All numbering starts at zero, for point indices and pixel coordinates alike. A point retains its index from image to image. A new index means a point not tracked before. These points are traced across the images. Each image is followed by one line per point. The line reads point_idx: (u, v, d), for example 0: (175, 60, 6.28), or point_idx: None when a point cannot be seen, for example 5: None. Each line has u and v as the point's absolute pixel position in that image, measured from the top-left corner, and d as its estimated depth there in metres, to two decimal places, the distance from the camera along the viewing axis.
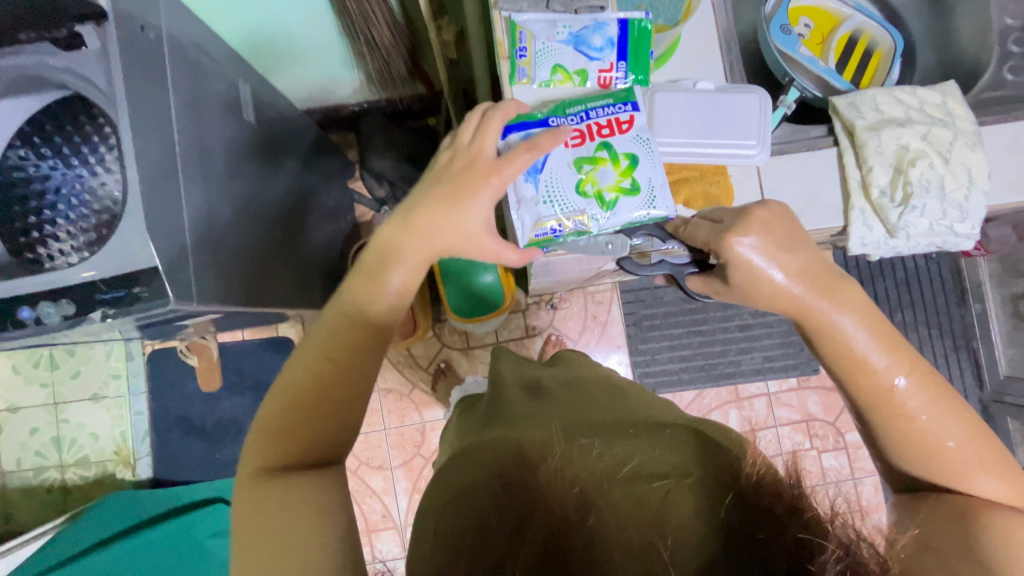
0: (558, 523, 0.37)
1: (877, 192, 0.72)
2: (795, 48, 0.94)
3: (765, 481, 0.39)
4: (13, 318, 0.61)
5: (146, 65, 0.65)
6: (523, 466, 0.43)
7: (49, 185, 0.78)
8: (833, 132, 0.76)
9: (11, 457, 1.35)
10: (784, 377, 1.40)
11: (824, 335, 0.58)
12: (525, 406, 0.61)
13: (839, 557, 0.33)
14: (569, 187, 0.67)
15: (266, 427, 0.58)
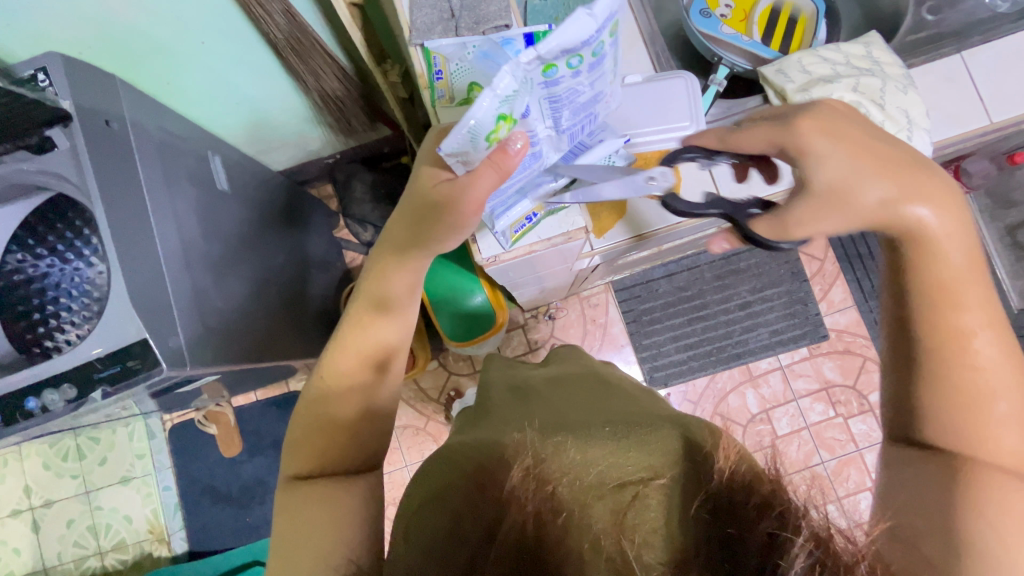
0: (534, 531, 0.38)
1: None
2: (718, 28, 0.97)
3: (736, 480, 0.41)
4: (21, 410, 0.64)
5: (114, 155, 0.70)
6: (498, 467, 0.45)
7: (48, 282, 0.82)
8: (768, 101, 0.77)
9: (53, 551, 1.41)
10: (795, 348, 1.38)
11: (922, 255, 0.51)
12: (509, 407, 0.62)
13: (808, 551, 0.35)
14: (530, 107, 0.54)
15: (298, 440, 0.60)
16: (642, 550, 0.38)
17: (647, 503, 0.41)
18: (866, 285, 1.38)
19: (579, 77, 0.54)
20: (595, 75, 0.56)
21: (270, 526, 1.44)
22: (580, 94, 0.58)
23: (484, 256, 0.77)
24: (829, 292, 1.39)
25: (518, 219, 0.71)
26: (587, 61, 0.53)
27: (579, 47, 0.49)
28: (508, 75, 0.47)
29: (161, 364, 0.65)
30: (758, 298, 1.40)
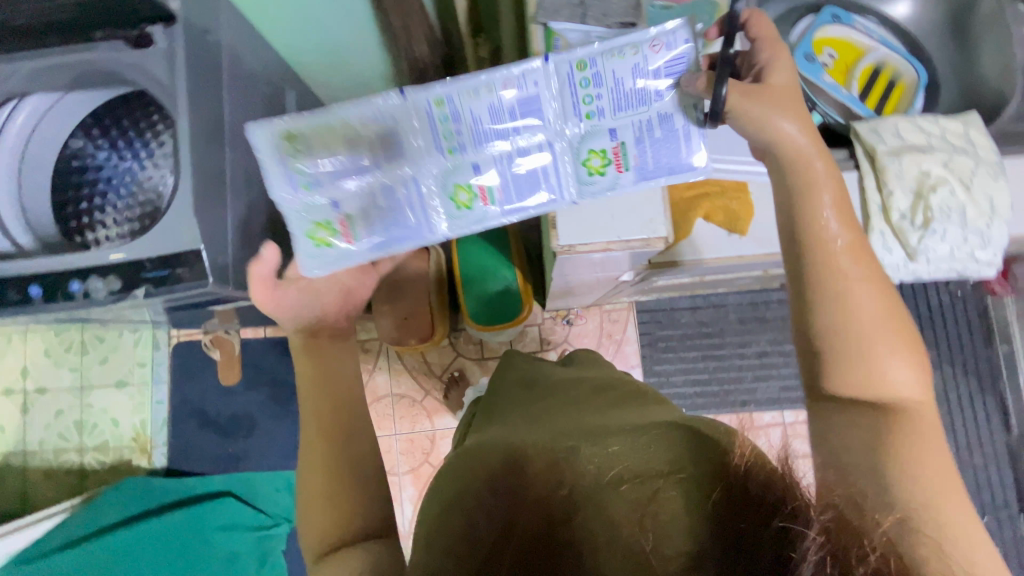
0: (546, 522, 0.48)
1: (897, 216, 0.71)
2: (819, 75, 0.95)
3: (752, 472, 0.41)
4: (63, 291, 0.65)
5: (205, 65, 0.70)
6: (516, 475, 0.52)
7: (101, 174, 0.83)
8: (855, 157, 0.75)
9: (36, 436, 1.42)
10: (801, 408, 1.37)
11: (813, 244, 0.55)
12: (531, 409, 0.66)
13: (821, 544, 0.35)
14: (411, 189, 0.63)
15: (313, 495, 0.59)
16: (659, 544, 0.42)
17: (663, 498, 0.45)
18: None
19: (338, 172, 0.62)
20: (401, 135, 0.61)
21: (249, 461, 1.45)
22: (365, 159, 0.62)
23: (559, 244, 0.64)
24: None
25: (635, 151, 0.61)
26: (309, 152, 0.61)
27: (286, 161, 0.61)
28: (353, 201, 0.63)
29: (207, 279, 0.65)
30: (775, 350, 1.39)
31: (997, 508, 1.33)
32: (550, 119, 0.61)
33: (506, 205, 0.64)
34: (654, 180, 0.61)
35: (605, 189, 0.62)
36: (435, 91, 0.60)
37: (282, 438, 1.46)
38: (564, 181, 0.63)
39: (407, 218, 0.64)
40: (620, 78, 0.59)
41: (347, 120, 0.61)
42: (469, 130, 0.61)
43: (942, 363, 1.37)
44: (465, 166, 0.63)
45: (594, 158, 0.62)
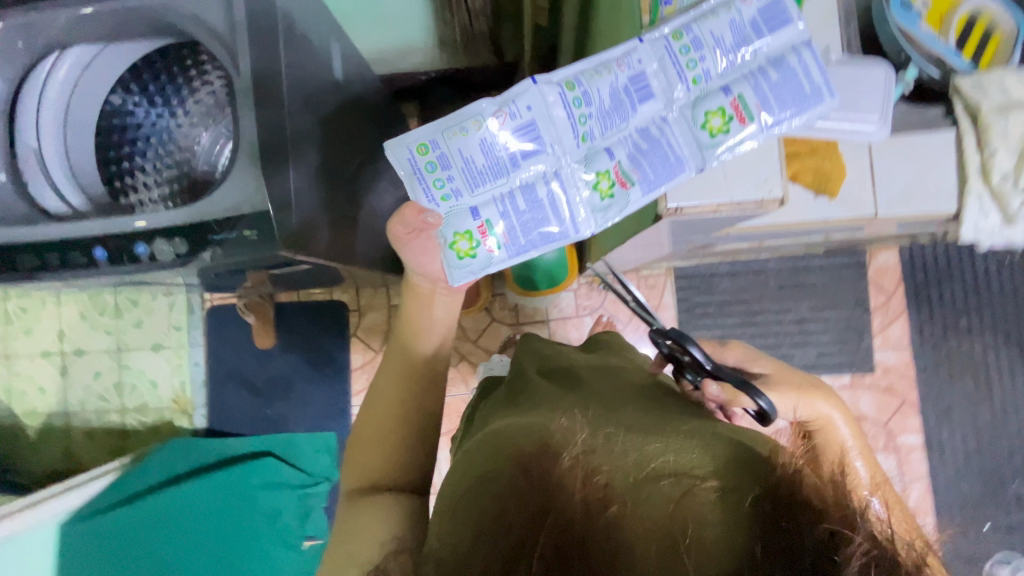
0: (580, 515, 0.37)
1: (998, 177, 0.68)
2: (915, 26, 0.86)
3: (801, 480, 0.37)
4: (129, 254, 0.64)
5: (263, 13, 0.67)
6: (545, 453, 0.42)
7: (142, 132, 0.82)
8: (952, 114, 0.71)
9: (77, 397, 1.44)
10: (838, 374, 1.37)
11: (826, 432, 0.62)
12: (546, 391, 0.60)
13: (865, 552, 0.33)
14: (554, 186, 0.58)
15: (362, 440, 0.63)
16: (696, 547, 0.35)
17: (701, 496, 0.38)
18: (926, 329, 1.36)
19: (475, 178, 0.58)
20: (536, 128, 0.57)
21: (287, 423, 1.47)
22: (500, 159, 0.57)
23: (668, 205, 0.59)
24: (887, 328, 1.37)
25: (756, 99, 0.56)
26: (443, 160, 0.57)
27: (422, 174, 0.57)
28: (492, 207, 0.58)
29: (275, 240, 0.64)
30: (815, 317, 1.37)
31: None
32: (662, 93, 0.57)
33: (645, 181, 0.57)
34: (781, 125, 0.57)
35: (731, 147, 0.56)
36: (562, 77, 0.57)
37: (318, 402, 1.46)
38: (688, 149, 0.57)
39: (552, 214, 0.58)
40: (719, 36, 0.57)
41: (481, 120, 0.57)
42: (597, 111, 0.57)
43: (983, 330, 1.37)
44: (600, 152, 0.58)
45: (715, 119, 0.57)
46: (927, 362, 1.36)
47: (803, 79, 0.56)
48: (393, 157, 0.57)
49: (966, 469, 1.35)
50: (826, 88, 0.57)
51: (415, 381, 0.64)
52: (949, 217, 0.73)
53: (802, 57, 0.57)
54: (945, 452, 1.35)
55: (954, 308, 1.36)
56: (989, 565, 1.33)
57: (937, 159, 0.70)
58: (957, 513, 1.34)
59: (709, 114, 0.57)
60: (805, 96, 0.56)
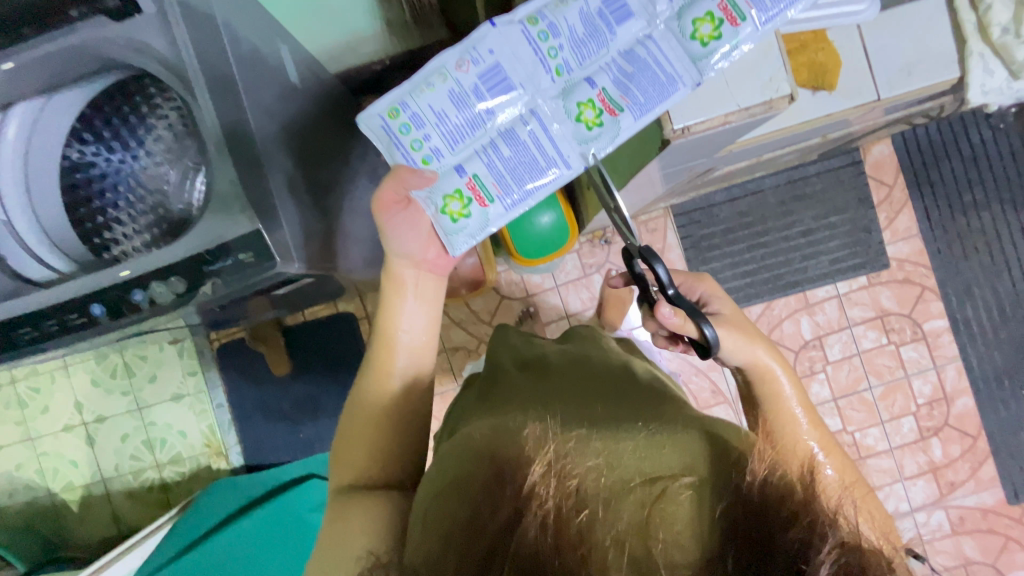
0: (555, 521, 0.35)
1: (998, 31, 0.66)
2: None
3: (772, 482, 0.37)
4: (127, 303, 0.62)
5: (202, 23, 0.63)
6: (518, 458, 0.40)
7: (108, 181, 0.78)
8: None
9: (110, 463, 1.43)
10: (854, 276, 1.36)
11: (771, 399, 0.61)
12: (523, 388, 0.59)
13: (836, 558, 0.32)
14: (534, 126, 0.55)
15: (346, 432, 0.60)
16: (669, 549, 0.35)
17: (674, 500, 0.38)
18: (933, 213, 1.35)
19: (454, 133, 0.55)
20: (504, 71, 0.55)
21: (323, 442, 1.47)
22: (475, 109, 0.55)
23: (674, 125, 0.57)
24: (894, 220, 1.35)
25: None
26: (416, 120, 0.55)
27: (398, 139, 0.55)
28: (476, 160, 0.56)
29: (274, 258, 0.61)
30: (821, 225, 1.36)
31: None
32: (642, 10, 0.54)
33: (636, 105, 0.54)
34: (775, 19, 0.54)
35: (725, 54, 0.53)
36: (524, 14, 0.55)
37: None
38: (681, 64, 0.54)
39: (541, 155, 0.56)
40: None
41: (448, 72, 0.54)
42: (568, 41, 0.55)
43: (990, 201, 1.35)
44: (580, 82, 0.55)
45: (705, 26, 0.53)
46: (940, 246, 1.35)
47: None
48: (366, 129, 0.55)
49: (996, 341, 1.35)
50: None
51: (411, 380, 0.61)
52: (952, 84, 0.71)
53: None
54: (973, 329, 1.35)
55: (957, 185, 1.35)
56: None
57: (929, 25, 0.66)
58: (994, 386, 1.35)
59: (698, 23, 0.54)
60: None
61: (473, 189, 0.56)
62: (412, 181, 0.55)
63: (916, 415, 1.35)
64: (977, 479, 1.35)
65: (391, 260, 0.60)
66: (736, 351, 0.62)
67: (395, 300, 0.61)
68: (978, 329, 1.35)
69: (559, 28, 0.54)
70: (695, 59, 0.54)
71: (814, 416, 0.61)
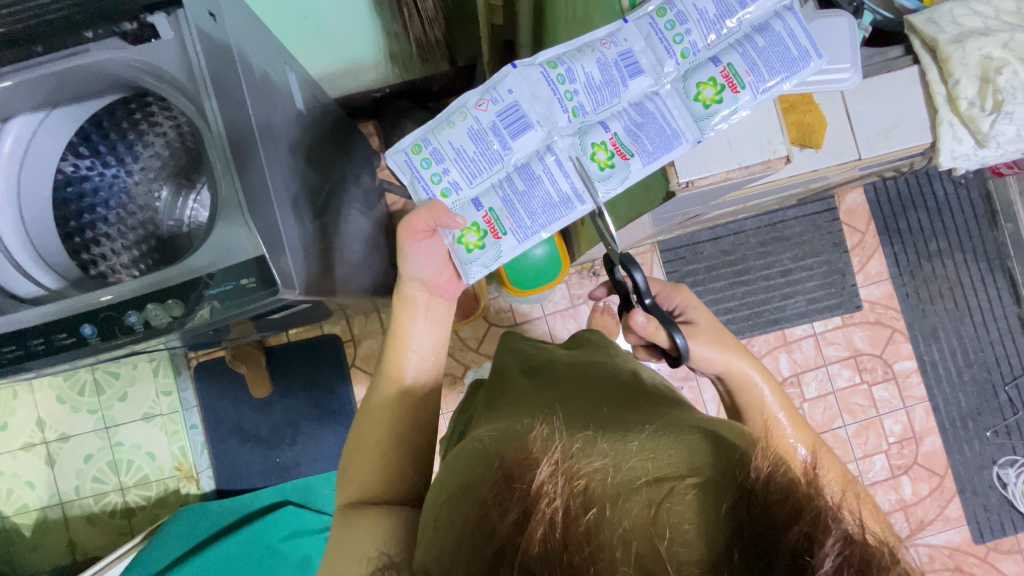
0: (562, 521, 0.32)
1: (966, 104, 0.71)
2: None
3: (779, 473, 0.34)
4: (121, 324, 0.61)
5: (220, 52, 0.64)
6: (523, 456, 0.37)
7: (99, 197, 0.80)
8: (913, 50, 0.74)
9: (70, 485, 1.36)
10: (829, 316, 1.42)
11: (751, 405, 0.63)
12: (527, 399, 0.58)
13: (838, 552, 0.30)
14: (549, 161, 0.59)
15: (357, 447, 0.58)
16: (676, 548, 0.32)
17: (682, 501, 0.34)
18: (902, 259, 1.43)
19: (472, 168, 0.59)
20: (522, 109, 0.59)
21: (300, 467, 1.43)
22: (493, 146, 0.59)
23: (680, 180, 0.60)
24: (866, 264, 1.42)
25: (745, 67, 0.57)
26: (437, 155, 0.60)
27: (419, 173, 0.60)
28: (492, 194, 0.60)
29: (275, 286, 0.61)
30: (799, 266, 1.41)
31: (1015, 376, 1.43)
32: (651, 68, 0.59)
33: (645, 152, 0.58)
34: (772, 89, 0.58)
35: (725, 118, 0.57)
36: (544, 59, 0.59)
37: (329, 438, 1.43)
38: (683, 121, 0.58)
39: (555, 192, 0.59)
40: (702, 9, 0.58)
41: (468, 111, 0.60)
42: (584, 87, 0.59)
43: (953, 251, 1.44)
44: (594, 125, 0.59)
45: (708, 90, 0.58)
46: (908, 290, 1.42)
47: (789, 37, 0.57)
48: (391, 162, 0.60)
49: (960, 383, 1.42)
50: (812, 49, 0.58)
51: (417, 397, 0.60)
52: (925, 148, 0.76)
53: (786, 22, 0.58)
54: (939, 371, 1.42)
55: (924, 235, 1.43)
56: (996, 468, 1.40)
57: (907, 93, 0.72)
58: (960, 426, 1.41)
59: (702, 86, 0.58)
60: (790, 52, 0.57)
61: (489, 224, 0.60)
62: (429, 218, 0.57)
63: (887, 453, 1.39)
64: (945, 517, 1.39)
65: (403, 282, 0.61)
66: (712, 359, 0.63)
67: (406, 322, 0.61)
68: (944, 372, 1.42)
69: (575, 77, 0.59)
70: (697, 118, 0.58)
71: (796, 418, 0.62)
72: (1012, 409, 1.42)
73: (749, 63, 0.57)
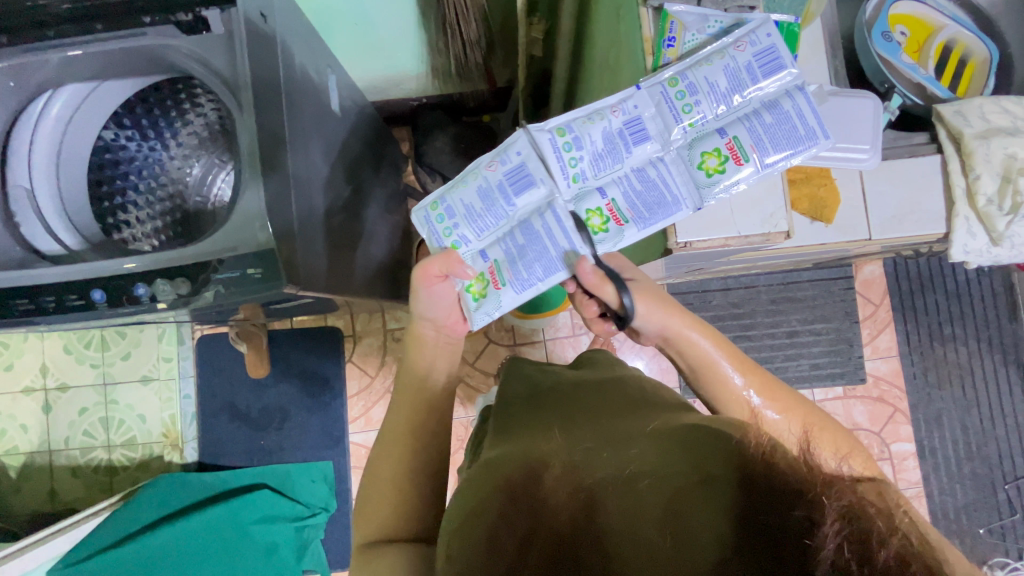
0: (566, 535, 0.34)
1: (984, 201, 0.70)
2: (896, 55, 0.92)
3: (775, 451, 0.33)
4: (129, 295, 0.63)
5: (264, 49, 0.67)
6: (533, 477, 0.39)
7: (134, 166, 0.84)
8: (937, 139, 0.74)
9: (61, 435, 1.39)
10: (830, 385, 1.39)
11: (711, 367, 0.62)
12: (537, 415, 0.59)
13: (837, 531, 0.28)
14: (549, 217, 0.60)
15: (377, 475, 0.59)
16: (678, 545, 0.32)
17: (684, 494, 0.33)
18: (913, 338, 1.40)
19: (479, 223, 0.62)
20: (528, 169, 0.61)
21: (283, 452, 1.45)
22: (498, 203, 0.61)
23: (678, 239, 0.62)
24: (875, 338, 1.40)
25: (751, 141, 0.58)
26: (450, 211, 0.63)
27: (433, 226, 0.63)
28: (498, 246, 0.62)
29: (280, 280, 0.63)
30: (806, 329, 1.40)
31: (1018, 476, 1.38)
32: (658, 135, 0.60)
33: (639, 219, 0.60)
34: (776, 165, 0.59)
35: (726, 188, 0.59)
36: (552, 125, 0.61)
37: (316, 428, 1.45)
38: (685, 188, 0.59)
39: (551, 246, 0.60)
40: (714, 82, 0.59)
41: (479, 171, 0.62)
42: (588, 154, 0.60)
43: (967, 337, 1.41)
44: (592, 191, 0.61)
45: (712, 162, 0.59)
46: (916, 370, 1.40)
47: (798, 112, 0.58)
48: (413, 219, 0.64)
49: (959, 474, 1.37)
50: (820, 131, 0.58)
51: (430, 421, 0.63)
52: (938, 238, 0.76)
53: (796, 102, 0.58)
54: (938, 459, 1.38)
55: (939, 317, 1.40)
56: (985, 568, 1.35)
57: (924, 182, 0.73)
58: (953, 519, 1.36)
59: (707, 156, 0.59)
60: (800, 129, 0.58)
61: (492, 277, 0.62)
62: (440, 271, 0.60)
63: None
64: None
65: (414, 322, 0.66)
66: (657, 321, 0.63)
67: (416, 356, 0.67)
68: (943, 460, 1.38)
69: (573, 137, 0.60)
70: (698, 189, 0.59)
71: (746, 363, 0.63)
72: (1010, 509, 1.37)
73: (754, 139, 0.58)
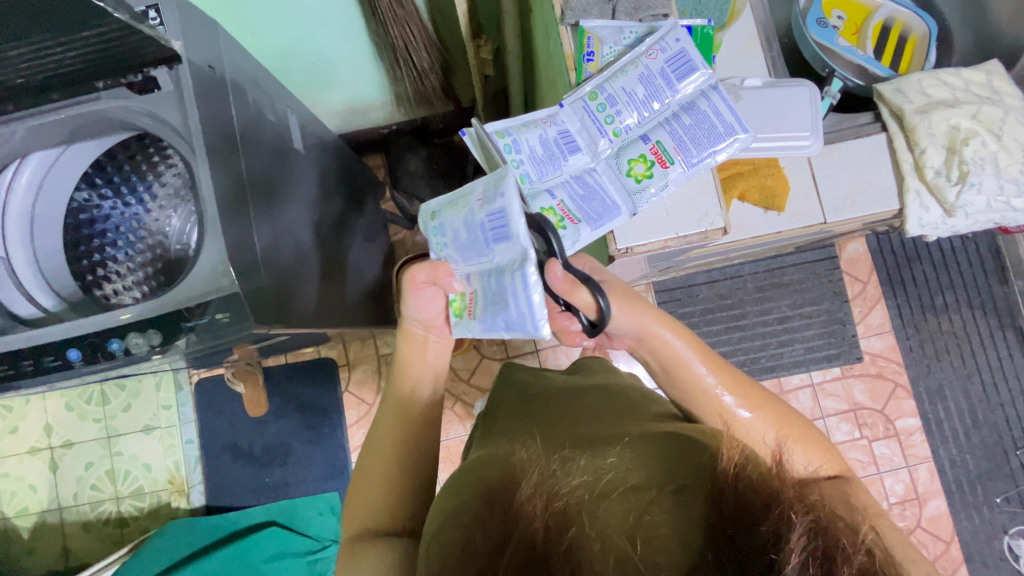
0: (540, 539, 0.31)
1: (931, 173, 0.72)
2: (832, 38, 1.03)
3: (746, 466, 0.33)
4: (104, 351, 0.65)
5: (214, 100, 0.69)
6: (509, 483, 0.37)
7: (110, 223, 0.84)
8: (881, 118, 0.78)
9: (69, 491, 1.40)
10: (828, 366, 1.38)
11: (682, 364, 0.62)
12: (513, 426, 0.59)
13: (801, 547, 0.28)
14: (518, 279, 0.53)
15: (364, 485, 0.60)
16: (651, 557, 0.31)
17: (659, 508, 0.33)
18: (905, 311, 1.39)
19: (466, 253, 0.59)
20: (508, 215, 0.54)
21: (289, 488, 1.45)
22: (478, 242, 0.56)
23: (618, 246, 0.67)
24: (867, 315, 1.39)
25: (673, 144, 0.63)
26: (443, 231, 0.61)
27: (430, 238, 0.63)
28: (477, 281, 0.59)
29: (248, 321, 0.65)
30: (797, 313, 1.39)
31: None
32: (587, 147, 0.64)
33: (591, 219, 0.61)
34: (701, 162, 0.63)
35: (656, 191, 0.63)
36: (493, 128, 0.62)
37: (319, 460, 1.45)
38: (619, 195, 0.63)
39: (513, 311, 0.55)
40: (631, 91, 0.65)
41: (471, 198, 0.58)
42: (529, 158, 0.62)
43: (960, 306, 1.40)
44: (542, 191, 0.61)
45: (639, 167, 0.63)
46: (912, 344, 1.39)
47: (721, 116, 0.63)
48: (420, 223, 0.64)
49: (967, 444, 1.36)
50: (736, 125, 0.64)
51: (415, 428, 0.64)
52: (893, 215, 0.77)
53: (711, 101, 0.64)
54: (944, 431, 1.36)
55: (929, 288, 1.40)
56: (1006, 538, 1.33)
57: (873, 161, 0.74)
58: (968, 491, 1.34)
59: (635, 161, 0.63)
60: (722, 126, 0.63)
61: (470, 305, 0.62)
62: (424, 281, 0.62)
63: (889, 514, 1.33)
64: None
65: (404, 325, 0.68)
66: (631, 322, 0.62)
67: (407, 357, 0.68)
68: (950, 432, 1.36)
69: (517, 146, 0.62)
70: (630, 193, 0.64)
71: (715, 359, 0.63)
72: None
73: (676, 143, 0.63)
